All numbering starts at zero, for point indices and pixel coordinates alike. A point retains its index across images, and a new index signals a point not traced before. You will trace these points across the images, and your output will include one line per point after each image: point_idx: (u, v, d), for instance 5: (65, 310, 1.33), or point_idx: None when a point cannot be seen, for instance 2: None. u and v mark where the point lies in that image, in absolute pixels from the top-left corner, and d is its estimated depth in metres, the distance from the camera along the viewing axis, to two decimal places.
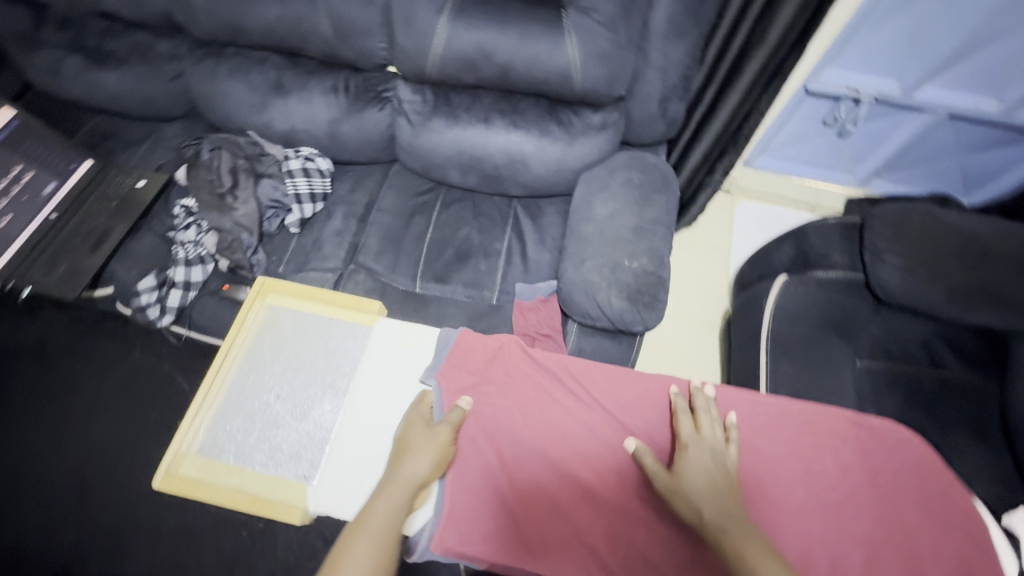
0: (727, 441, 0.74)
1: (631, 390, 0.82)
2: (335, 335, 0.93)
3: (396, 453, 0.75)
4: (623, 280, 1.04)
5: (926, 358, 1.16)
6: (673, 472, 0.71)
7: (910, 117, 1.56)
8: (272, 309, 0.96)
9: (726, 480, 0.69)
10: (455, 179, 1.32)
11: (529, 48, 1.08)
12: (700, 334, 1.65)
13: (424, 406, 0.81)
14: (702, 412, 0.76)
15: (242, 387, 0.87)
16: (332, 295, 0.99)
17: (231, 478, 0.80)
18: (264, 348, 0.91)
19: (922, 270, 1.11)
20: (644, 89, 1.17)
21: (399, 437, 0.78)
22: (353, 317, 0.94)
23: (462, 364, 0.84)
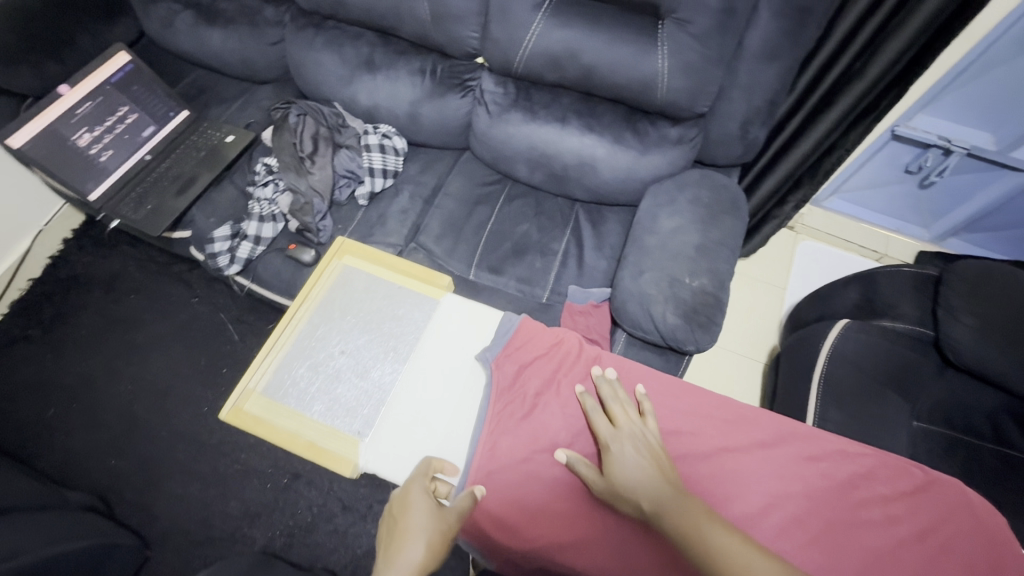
0: (642, 429, 0.71)
1: (681, 401, 0.77)
2: (403, 303, 0.96)
3: (391, 540, 0.66)
4: (680, 297, 1.02)
5: (989, 431, 1.09)
6: (605, 473, 0.68)
7: (1002, 177, 1.47)
8: (344, 271, 1.00)
9: (654, 465, 0.67)
10: (522, 175, 1.33)
11: (618, 52, 1.09)
12: (743, 368, 1.61)
13: (424, 479, 0.72)
14: (611, 402, 0.75)
15: (310, 338, 0.91)
16: (404, 265, 1.02)
17: (291, 421, 0.83)
18: (335, 304, 0.95)
19: (1000, 335, 1.05)
20: (726, 107, 1.15)
21: (392, 519, 0.68)
22: (422, 289, 0.97)
23: (518, 351, 0.84)
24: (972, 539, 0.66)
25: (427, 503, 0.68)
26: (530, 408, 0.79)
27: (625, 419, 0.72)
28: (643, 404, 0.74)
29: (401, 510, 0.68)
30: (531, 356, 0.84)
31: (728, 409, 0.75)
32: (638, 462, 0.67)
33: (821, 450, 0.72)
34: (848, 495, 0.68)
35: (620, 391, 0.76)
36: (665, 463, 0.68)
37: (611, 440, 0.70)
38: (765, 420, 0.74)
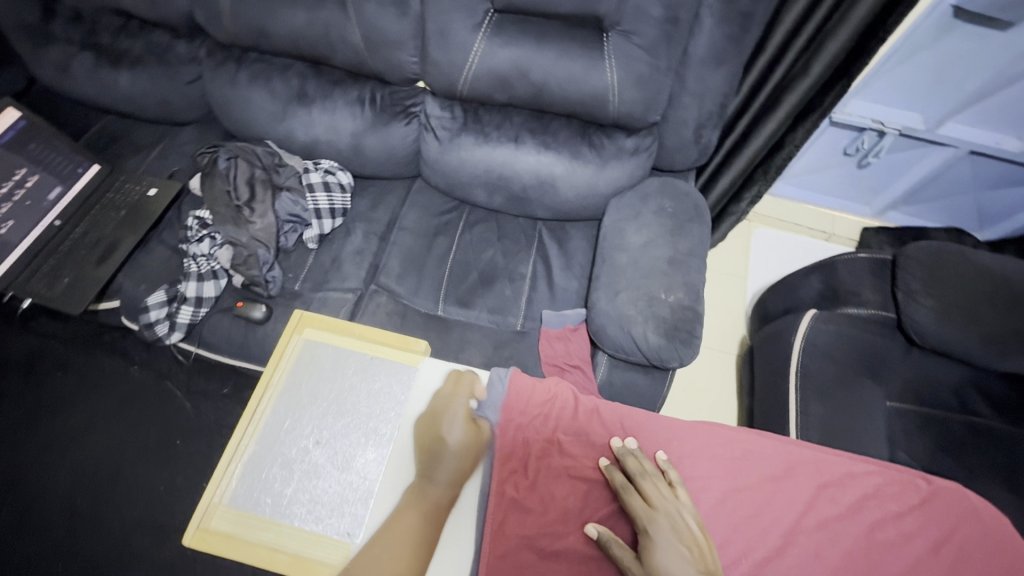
0: (675, 501, 0.69)
1: (690, 441, 0.76)
2: (377, 375, 0.86)
3: (431, 451, 0.74)
4: (659, 315, 1.00)
5: (956, 403, 1.16)
6: (643, 561, 0.64)
7: (933, 152, 1.55)
8: (308, 345, 0.89)
9: (691, 550, 0.64)
10: (480, 199, 1.28)
11: (567, 68, 1.05)
12: (716, 363, 1.62)
13: (461, 398, 0.78)
14: (640, 477, 0.70)
15: (279, 431, 0.81)
16: (374, 331, 0.92)
17: (268, 534, 0.73)
18: (301, 388, 0.84)
19: (957, 314, 1.10)
20: (679, 114, 1.13)
21: (427, 431, 0.76)
22: (398, 357, 0.87)
23: (511, 413, 0.79)
24: (964, 535, 0.74)
25: (464, 419, 0.76)
26: (542, 475, 0.75)
27: (657, 495, 0.68)
28: (671, 475, 0.71)
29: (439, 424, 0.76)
30: (525, 416, 0.79)
31: (737, 443, 0.76)
32: (674, 544, 0.64)
33: (828, 474, 0.75)
34: (863, 517, 0.73)
35: (649, 463, 0.72)
36: (700, 542, 0.66)
37: (643, 517, 0.67)
38: (774, 451, 0.75)
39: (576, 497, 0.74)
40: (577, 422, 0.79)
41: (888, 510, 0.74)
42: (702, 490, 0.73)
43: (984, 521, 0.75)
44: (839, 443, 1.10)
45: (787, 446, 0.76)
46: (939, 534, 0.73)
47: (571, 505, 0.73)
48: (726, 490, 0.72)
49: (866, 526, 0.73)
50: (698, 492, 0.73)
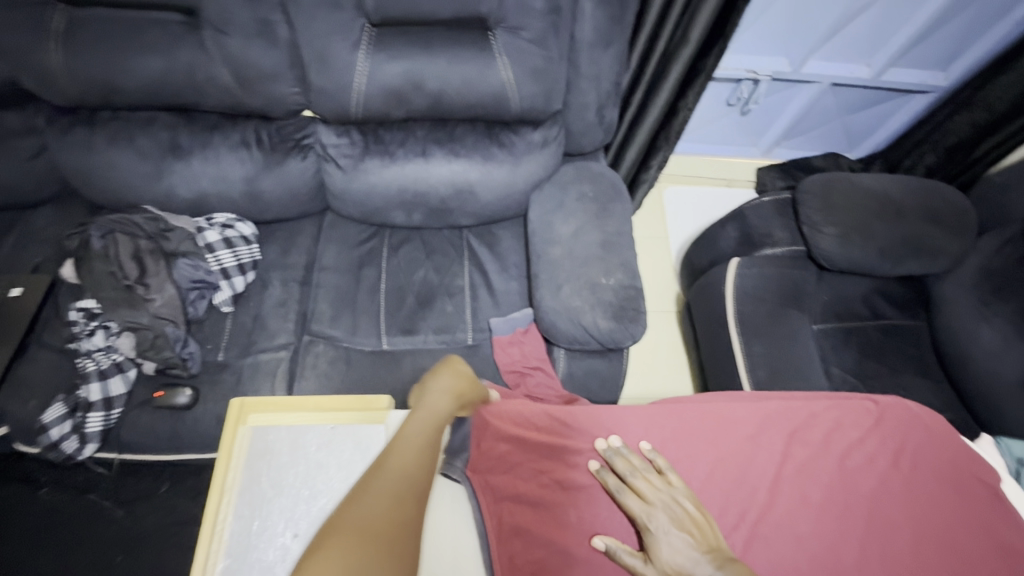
0: (668, 486, 0.71)
1: (668, 425, 0.80)
2: (344, 446, 0.80)
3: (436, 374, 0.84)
4: (604, 300, 1.02)
5: (869, 313, 1.30)
6: (652, 559, 0.66)
7: (802, 89, 1.69)
8: (258, 432, 0.80)
9: (693, 534, 0.67)
10: (399, 220, 1.23)
11: (461, 73, 1.03)
12: (660, 324, 1.69)
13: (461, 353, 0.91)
14: (631, 476, 0.71)
15: (248, 536, 0.73)
16: (327, 399, 0.85)
17: None
18: (263, 481, 0.77)
19: (855, 236, 1.20)
20: (579, 99, 1.14)
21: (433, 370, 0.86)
22: (361, 420, 0.82)
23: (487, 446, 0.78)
24: (911, 441, 0.84)
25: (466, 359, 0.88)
26: (537, 495, 0.74)
27: (651, 489, 0.70)
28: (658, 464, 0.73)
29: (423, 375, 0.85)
30: (504, 442, 0.78)
31: (709, 415, 0.81)
32: (680, 535, 0.66)
33: (792, 421, 0.82)
34: (830, 451, 0.80)
35: (635, 457, 0.74)
36: (700, 522, 0.69)
37: (643, 513, 0.68)
38: (742, 413, 0.81)
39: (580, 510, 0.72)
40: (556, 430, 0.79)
41: (848, 439, 0.82)
42: (689, 468, 0.76)
43: (921, 423, 0.86)
44: (784, 376, 1.18)
45: (752, 405, 0.83)
46: (892, 444, 0.83)
47: (575, 519, 0.72)
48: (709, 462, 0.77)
49: (835, 457, 0.80)
50: (687, 471, 0.76)
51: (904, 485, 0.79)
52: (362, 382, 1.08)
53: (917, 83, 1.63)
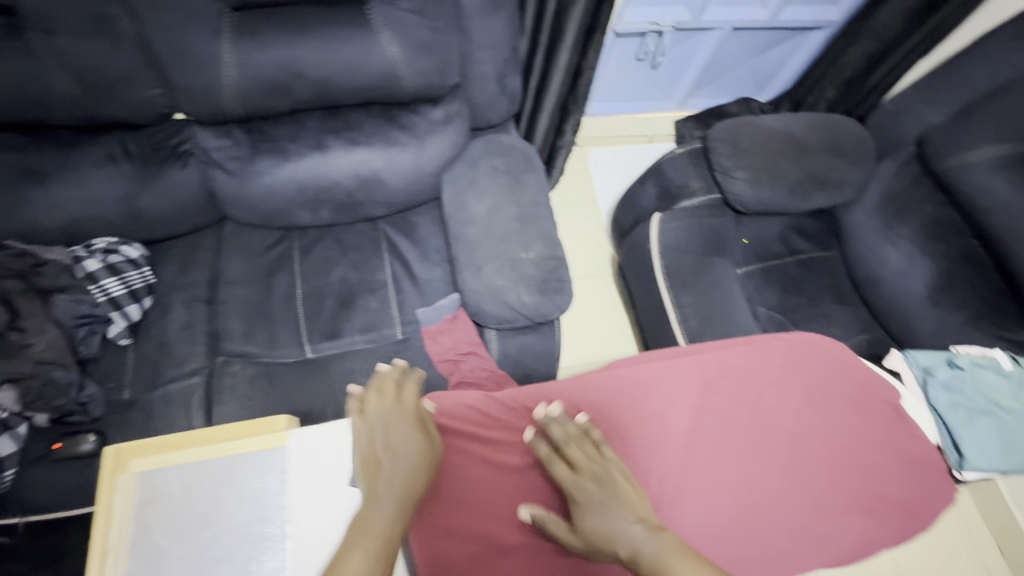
0: (602, 465, 0.69)
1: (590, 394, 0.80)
2: (244, 478, 0.67)
3: (375, 454, 0.67)
4: (526, 274, 1.00)
5: (786, 250, 1.35)
6: (578, 527, 0.66)
7: (705, 37, 1.69)
8: (149, 476, 0.66)
9: (625, 504, 0.66)
10: (306, 219, 1.16)
11: (342, 55, 0.95)
12: (598, 287, 1.70)
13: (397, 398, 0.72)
14: (566, 445, 0.71)
15: None
16: (220, 427, 0.71)
17: None
18: (152, 536, 0.64)
19: (764, 177, 1.21)
20: (476, 70, 1.08)
21: (370, 439, 0.68)
22: (258, 445, 0.69)
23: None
24: (826, 376, 0.87)
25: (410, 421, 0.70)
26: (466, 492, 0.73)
27: (584, 464, 0.69)
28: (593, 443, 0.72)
29: (371, 404, 0.71)
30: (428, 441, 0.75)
31: (631, 386, 0.80)
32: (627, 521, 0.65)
33: (710, 370, 0.83)
34: (747, 395, 0.82)
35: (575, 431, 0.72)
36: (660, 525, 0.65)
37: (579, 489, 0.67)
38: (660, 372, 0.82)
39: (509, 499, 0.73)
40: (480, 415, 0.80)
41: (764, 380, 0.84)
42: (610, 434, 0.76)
43: (833, 357, 0.89)
44: (715, 322, 1.21)
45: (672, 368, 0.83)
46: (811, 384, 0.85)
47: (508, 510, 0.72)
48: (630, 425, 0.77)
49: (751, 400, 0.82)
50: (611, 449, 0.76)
51: (815, 418, 0.82)
52: (289, 396, 1.02)
53: (810, 20, 1.66)
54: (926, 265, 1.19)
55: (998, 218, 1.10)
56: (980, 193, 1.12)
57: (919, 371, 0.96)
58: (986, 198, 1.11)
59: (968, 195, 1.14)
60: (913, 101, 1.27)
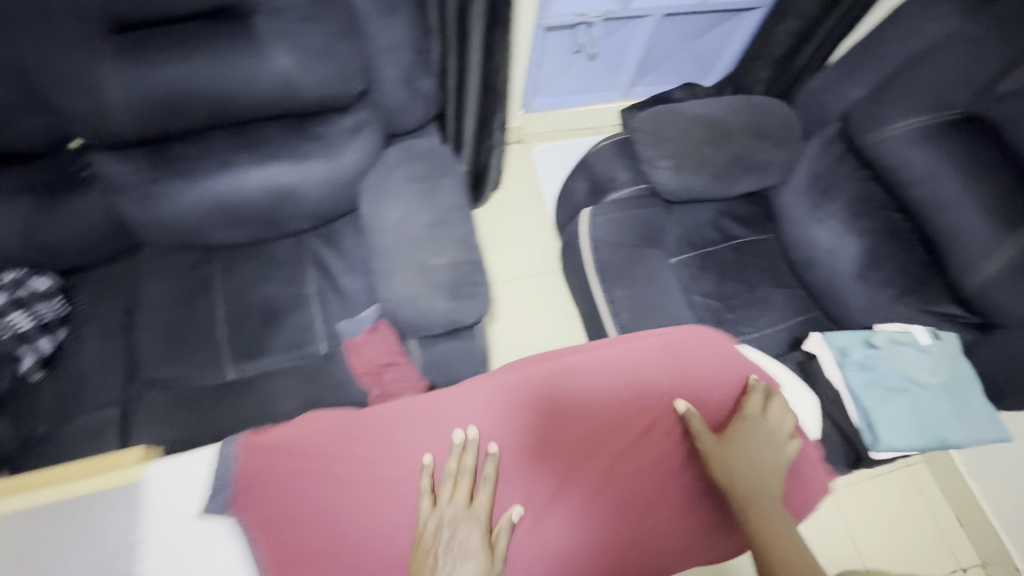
0: (764, 439, 0.78)
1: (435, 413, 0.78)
2: (88, 518, 0.66)
3: (454, 535, 0.68)
4: (438, 281, 0.98)
5: (719, 235, 1.33)
6: (718, 438, 0.78)
7: (639, 25, 1.67)
8: None
9: (768, 461, 0.77)
10: (224, 238, 1.14)
11: (233, 71, 0.93)
12: (546, 284, 1.69)
13: (483, 514, 0.70)
14: (756, 393, 0.82)
15: None
16: (65, 470, 0.70)
17: None
18: None
19: (687, 164, 1.20)
20: (382, 76, 1.05)
21: (467, 516, 0.70)
22: (103, 482, 0.68)
23: (263, 480, 0.70)
24: (704, 377, 0.85)
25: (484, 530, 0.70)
26: (331, 524, 0.71)
27: (738, 437, 0.78)
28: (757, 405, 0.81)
29: (447, 494, 0.71)
30: (285, 472, 0.71)
31: (483, 407, 0.79)
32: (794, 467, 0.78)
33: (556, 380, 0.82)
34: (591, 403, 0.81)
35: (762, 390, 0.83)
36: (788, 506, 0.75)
37: (735, 455, 0.76)
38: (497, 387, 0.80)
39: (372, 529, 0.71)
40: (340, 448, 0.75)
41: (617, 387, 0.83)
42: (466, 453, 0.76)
43: (713, 354, 0.87)
44: (648, 315, 1.19)
45: (530, 382, 0.81)
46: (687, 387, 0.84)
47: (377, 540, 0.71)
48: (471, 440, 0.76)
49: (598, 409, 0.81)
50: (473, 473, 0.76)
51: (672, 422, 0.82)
52: (208, 418, 1.01)
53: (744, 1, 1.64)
54: (855, 241, 1.16)
55: (919, 191, 1.08)
56: (899, 167, 1.10)
57: (835, 352, 0.96)
58: (908, 171, 1.09)
59: (893, 170, 1.12)
60: (838, 77, 1.24)
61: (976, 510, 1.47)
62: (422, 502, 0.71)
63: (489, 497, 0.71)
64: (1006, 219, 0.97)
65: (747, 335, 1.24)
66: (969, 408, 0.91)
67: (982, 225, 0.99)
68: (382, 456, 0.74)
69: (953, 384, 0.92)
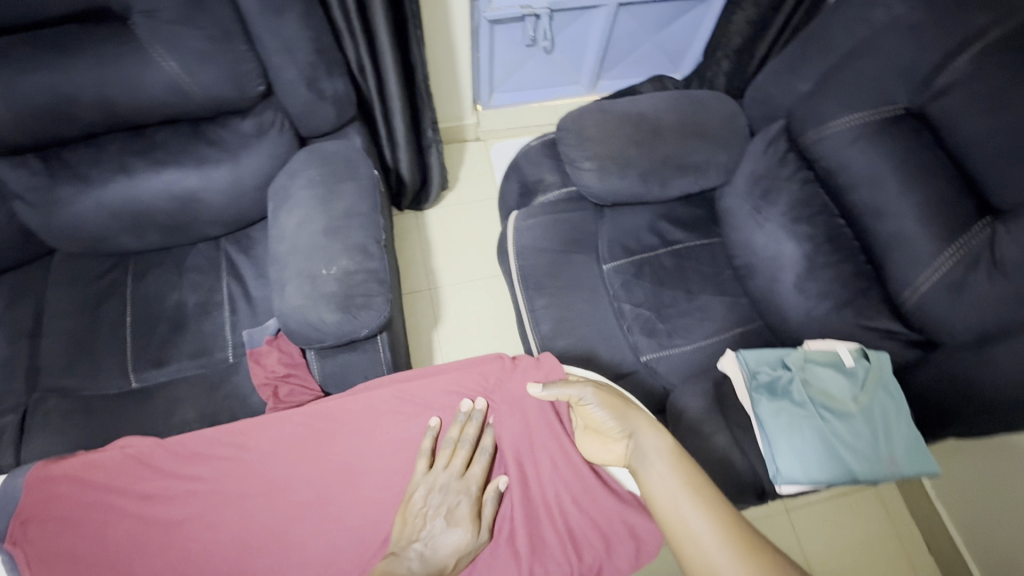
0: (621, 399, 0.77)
1: (262, 454, 0.75)
2: None
3: (448, 502, 0.71)
4: (327, 292, 0.93)
5: (657, 239, 1.21)
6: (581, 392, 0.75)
7: (593, 15, 1.59)
8: None
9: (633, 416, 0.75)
10: (133, 244, 1.13)
11: (115, 75, 0.92)
12: (495, 288, 1.64)
13: (481, 472, 0.74)
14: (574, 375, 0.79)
15: None
16: None
17: None
18: None
19: (611, 164, 1.13)
20: (280, 77, 1.01)
21: (460, 484, 0.72)
22: None
23: (39, 510, 0.70)
24: (536, 414, 0.79)
25: (473, 500, 0.72)
26: (102, 555, 0.68)
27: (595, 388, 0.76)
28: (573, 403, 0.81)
29: (443, 462, 0.73)
30: (65, 502, 0.70)
31: (302, 444, 0.75)
32: (657, 444, 0.73)
33: (376, 412, 0.78)
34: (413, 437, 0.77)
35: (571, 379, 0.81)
36: (681, 474, 0.71)
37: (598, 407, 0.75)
38: (316, 425, 0.77)
39: (144, 558, 0.68)
40: (183, 470, 0.73)
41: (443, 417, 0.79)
42: (298, 499, 0.72)
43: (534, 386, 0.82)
44: (569, 325, 1.14)
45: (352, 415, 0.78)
46: (516, 407, 0.80)
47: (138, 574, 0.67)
48: (298, 481, 0.73)
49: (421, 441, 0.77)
50: (252, 508, 0.71)
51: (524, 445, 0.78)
52: (103, 429, 0.99)
53: None
54: (794, 245, 1.03)
55: (858, 195, 0.98)
56: (839, 167, 1.00)
57: (746, 373, 0.91)
58: (846, 173, 0.99)
59: (830, 170, 1.02)
60: (780, 70, 1.14)
61: (949, 542, 1.29)
62: (418, 464, 0.74)
63: (483, 468, 0.74)
64: (944, 228, 0.88)
65: (678, 346, 1.12)
66: (888, 436, 0.85)
67: (921, 232, 0.90)
68: (361, 433, 0.77)
69: (874, 411, 0.87)
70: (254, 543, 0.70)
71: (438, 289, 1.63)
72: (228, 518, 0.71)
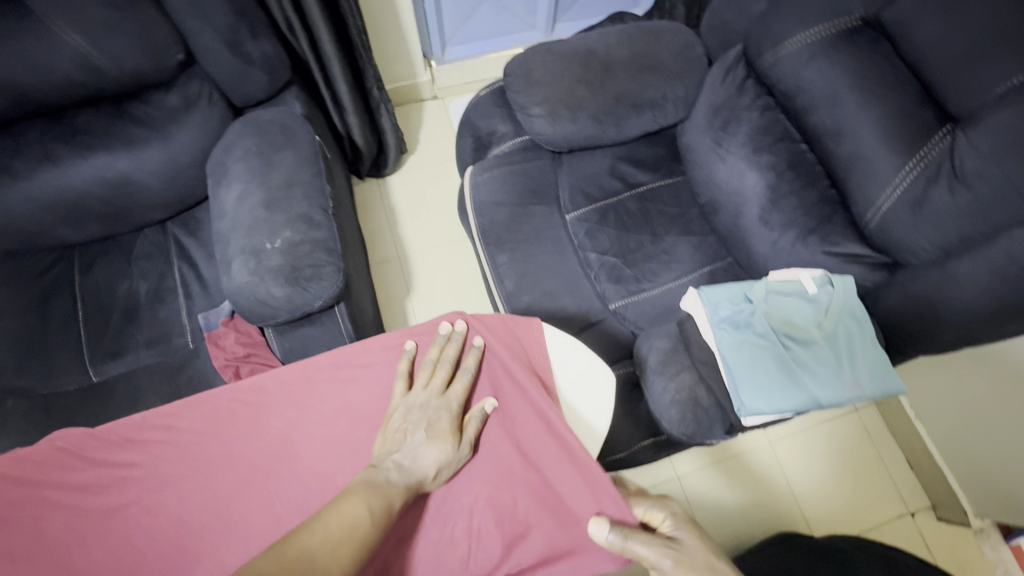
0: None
1: (197, 437, 0.73)
2: None
3: (428, 419, 0.71)
4: (272, 266, 0.90)
5: (620, 183, 1.17)
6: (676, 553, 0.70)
7: None
8: None
9: None
10: (75, 236, 1.08)
11: (16, 54, 0.86)
12: (466, 249, 1.60)
13: (460, 393, 0.74)
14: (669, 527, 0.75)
15: None
16: None
17: None
18: None
19: (563, 108, 1.08)
20: (197, 43, 0.94)
21: (439, 404, 0.73)
22: None
23: None
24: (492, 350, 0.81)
25: (455, 415, 0.73)
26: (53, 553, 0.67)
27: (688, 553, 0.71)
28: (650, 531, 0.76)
29: (421, 382, 0.74)
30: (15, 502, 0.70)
31: (238, 423, 0.74)
32: None
33: (313, 382, 0.77)
34: (350, 404, 0.76)
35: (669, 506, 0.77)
36: None
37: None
38: (252, 403, 0.75)
39: (90, 552, 0.67)
40: (128, 459, 0.72)
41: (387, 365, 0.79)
42: (238, 478, 0.71)
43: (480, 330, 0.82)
44: (534, 279, 1.11)
45: (290, 388, 0.76)
46: (492, 336, 0.82)
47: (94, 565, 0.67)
48: (235, 457, 0.72)
49: (359, 408, 0.76)
50: (189, 492, 0.70)
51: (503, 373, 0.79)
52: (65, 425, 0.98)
53: None
54: (756, 175, 0.99)
55: (817, 115, 0.94)
56: (797, 89, 0.96)
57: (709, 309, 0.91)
58: (803, 92, 0.95)
59: (787, 92, 0.98)
60: None
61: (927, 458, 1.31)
62: (397, 386, 0.75)
63: (464, 387, 0.75)
64: (905, 141, 0.85)
65: (645, 290, 1.10)
66: (852, 356, 0.84)
67: (880, 148, 0.86)
68: (299, 405, 0.76)
69: (838, 336, 0.86)
70: (195, 526, 0.69)
71: (408, 255, 1.59)
72: (168, 502, 0.70)
